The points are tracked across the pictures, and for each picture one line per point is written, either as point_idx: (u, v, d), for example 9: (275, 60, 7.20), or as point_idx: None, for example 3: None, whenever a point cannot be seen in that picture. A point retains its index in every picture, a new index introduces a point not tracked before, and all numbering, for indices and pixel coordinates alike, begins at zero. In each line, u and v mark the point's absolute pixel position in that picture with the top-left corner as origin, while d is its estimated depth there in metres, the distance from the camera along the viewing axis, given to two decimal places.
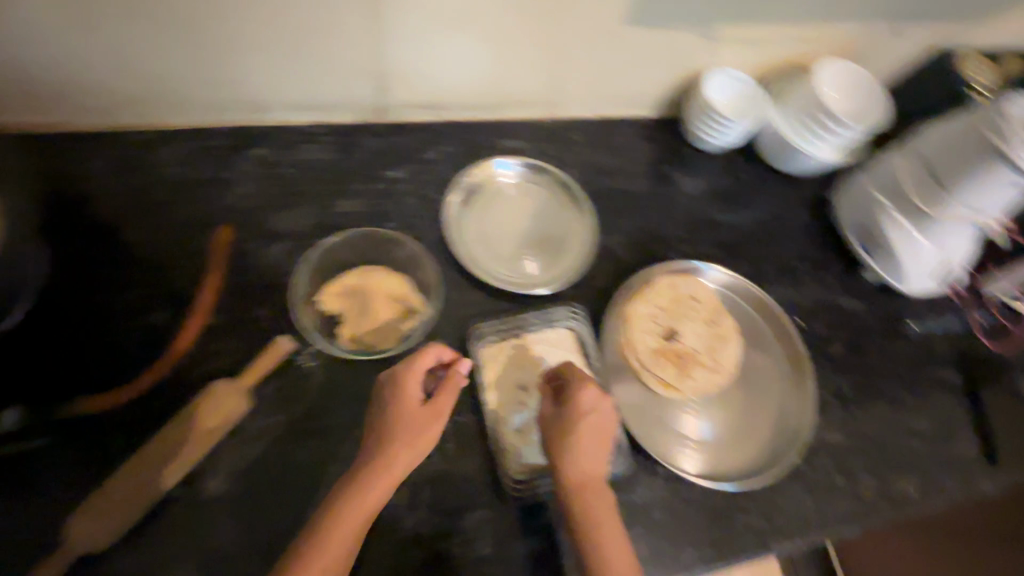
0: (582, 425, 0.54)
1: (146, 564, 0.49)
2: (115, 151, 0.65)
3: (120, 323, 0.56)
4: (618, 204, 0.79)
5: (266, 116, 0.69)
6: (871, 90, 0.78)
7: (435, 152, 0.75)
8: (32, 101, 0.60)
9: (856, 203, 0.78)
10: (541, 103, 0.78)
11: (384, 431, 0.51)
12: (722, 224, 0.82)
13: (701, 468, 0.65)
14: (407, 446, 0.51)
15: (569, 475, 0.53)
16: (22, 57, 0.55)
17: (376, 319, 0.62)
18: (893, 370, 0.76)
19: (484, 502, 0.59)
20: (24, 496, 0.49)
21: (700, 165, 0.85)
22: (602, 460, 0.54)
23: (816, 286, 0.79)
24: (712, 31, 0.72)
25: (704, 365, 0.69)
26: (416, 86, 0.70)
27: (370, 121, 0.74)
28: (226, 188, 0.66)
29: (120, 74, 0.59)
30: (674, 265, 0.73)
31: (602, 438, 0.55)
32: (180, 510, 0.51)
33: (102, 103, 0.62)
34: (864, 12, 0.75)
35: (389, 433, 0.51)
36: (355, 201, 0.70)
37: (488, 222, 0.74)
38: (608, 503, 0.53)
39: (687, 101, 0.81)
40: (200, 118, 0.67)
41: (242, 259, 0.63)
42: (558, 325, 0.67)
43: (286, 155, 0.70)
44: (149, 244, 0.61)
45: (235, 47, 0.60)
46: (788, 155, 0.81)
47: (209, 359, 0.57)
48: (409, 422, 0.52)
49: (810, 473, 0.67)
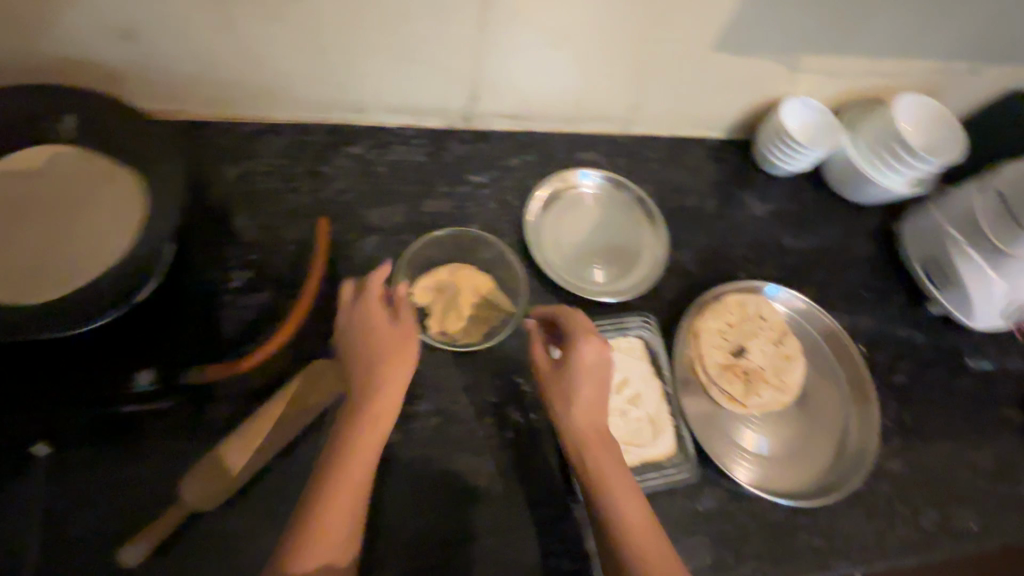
0: (577, 374, 0.55)
1: (250, 526, 0.52)
2: (225, 140, 0.69)
3: (229, 301, 0.61)
4: (688, 221, 0.81)
5: (364, 116, 0.73)
6: (949, 127, 0.78)
7: (516, 160, 0.78)
8: (160, 91, 0.64)
9: (926, 237, 0.79)
10: (620, 119, 0.80)
11: (362, 366, 0.52)
12: (789, 247, 0.83)
13: (761, 483, 0.66)
14: (396, 371, 0.51)
15: (570, 429, 0.53)
16: (162, 53, 0.59)
17: (461, 316, 0.65)
18: (954, 404, 0.76)
19: (555, 499, 0.61)
20: (140, 456, 0.52)
21: (768, 188, 0.87)
22: (598, 408, 0.54)
23: (879, 315, 0.80)
24: (796, 61, 0.74)
25: (770, 383, 0.70)
26: (507, 97, 0.74)
27: (458, 127, 0.77)
28: (325, 182, 0.70)
29: (243, 72, 0.63)
30: (742, 284, 0.75)
31: (595, 383, 0.55)
32: (280, 479, 0.55)
33: (221, 97, 0.66)
34: (947, 50, 0.76)
35: (379, 367, 0.51)
36: (441, 201, 0.73)
37: (565, 230, 0.76)
38: (614, 449, 0.52)
39: (762, 125, 0.83)
40: (304, 115, 0.71)
41: (340, 249, 0.67)
42: (629, 333, 0.69)
43: (379, 154, 0.74)
44: (257, 230, 0.66)
45: (351, 53, 0.63)
46: (861, 184, 0.82)
47: (307, 340, 0.60)
48: (384, 347, 0.52)
49: (871, 499, 0.68)
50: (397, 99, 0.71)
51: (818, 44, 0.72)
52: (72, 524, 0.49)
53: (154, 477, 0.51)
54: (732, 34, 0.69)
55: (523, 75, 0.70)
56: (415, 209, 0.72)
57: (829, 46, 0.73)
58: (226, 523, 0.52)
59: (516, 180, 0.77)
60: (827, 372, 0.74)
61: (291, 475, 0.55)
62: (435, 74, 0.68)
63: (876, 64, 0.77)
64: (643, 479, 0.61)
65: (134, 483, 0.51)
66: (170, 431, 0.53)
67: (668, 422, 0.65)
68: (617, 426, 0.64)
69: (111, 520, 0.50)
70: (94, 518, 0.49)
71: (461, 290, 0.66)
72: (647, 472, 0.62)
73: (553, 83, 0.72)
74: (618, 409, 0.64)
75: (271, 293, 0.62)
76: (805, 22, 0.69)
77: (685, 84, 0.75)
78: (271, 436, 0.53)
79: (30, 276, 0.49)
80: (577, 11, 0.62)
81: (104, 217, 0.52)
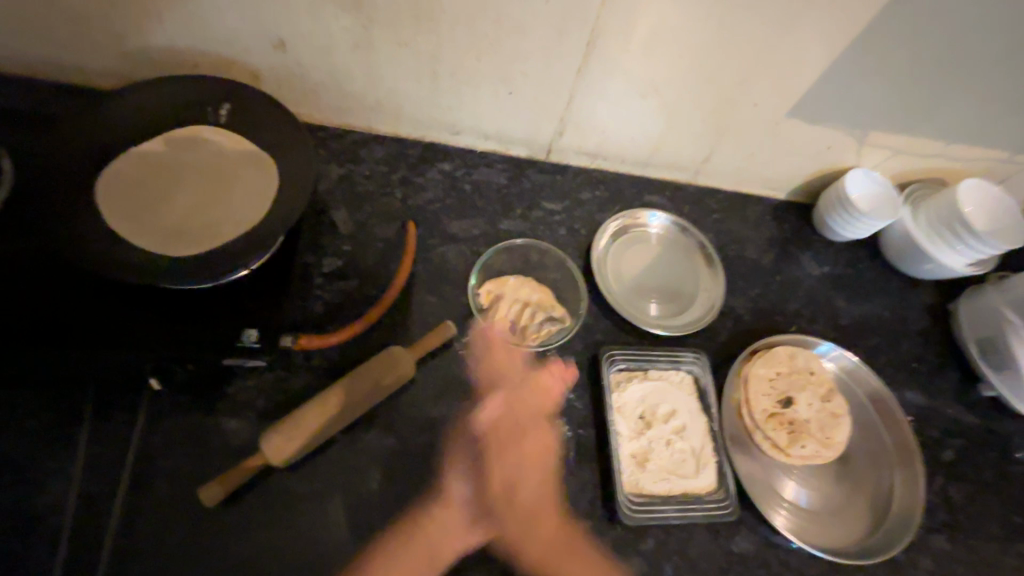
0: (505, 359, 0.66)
1: (314, 488, 0.57)
2: (337, 144, 0.77)
3: (319, 283, 0.67)
4: (743, 270, 0.85)
5: (458, 138, 0.81)
6: (1011, 224, 0.79)
7: (588, 193, 0.84)
8: (292, 96, 0.72)
9: (981, 319, 0.81)
10: (689, 169, 0.86)
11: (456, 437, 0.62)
12: (840, 308, 0.85)
13: (798, 532, 0.66)
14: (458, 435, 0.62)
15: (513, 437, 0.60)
16: (306, 68, 0.68)
17: (520, 313, 0.71)
18: (1005, 488, 0.75)
19: (595, 515, 0.62)
20: (235, 407, 0.59)
21: (824, 250, 0.90)
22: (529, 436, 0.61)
23: (930, 390, 0.81)
24: (864, 134, 0.79)
25: (816, 437, 0.70)
26: (590, 137, 0.80)
27: (538, 157, 0.84)
28: (416, 191, 0.78)
29: (367, 87, 0.71)
30: (794, 337, 0.77)
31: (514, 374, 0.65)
32: (341, 449, 0.59)
33: (341, 105, 0.74)
34: (1014, 142, 0.80)
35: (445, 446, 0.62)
36: (517, 221, 0.79)
37: (626, 263, 0.81)
38: (537, 447, 0.61)
39: (826, 191, 0.88)
40: (407, 131, 0.79)
41: (423, 251, 0.74)
42: (681, 368, 0.72)
43: (465, 173, 0.81)
44: (352, 226, 0.73)
45: (462, 81, 0.71)
46: (920, 257, 0.85)
47: (387, 329, 0.66)
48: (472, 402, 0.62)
49: (911, 569, 0.67)
50: (491, 127, 0.78)
51: (887, 122, 0.77)
52: (164, 461, 0.55)
53: (243, 430, 0.58)
54: (808, 103, 0.74)
55: (608, 119, 0.77)
56: (492, 225, 0.78)
57: (896, 126, 0.78)
58: (295, 485, 0.57)
59: (587, 212, 0.83)
60: (872, 435, 0.75)
61: (355, 449, 0.60)
62: (530, 109, 0.75)
63: (942, 146, 0.81)
64: (681, 509, 0.63)
65: (223, 434, 0.57)
66: (260, 390, 0.60)
67: (711, 457, 0.66)
68: (661, 455, 0.65)
69: (198, 462, 0.55)
70: (184, 459, 0.55)
71: (516, 289, 0.72)
72: (686, 502, 0.63)
73: (635, 128, 0.78)
74: (665, 437, 0.66)
75: (357, 282, 0.69)
76: (876, 102, 0.74)
77: (755, 144, 0.81)
78: (344, 409, 0.57)
79: (179, 234, 0.57)
80: (669, 68, 0.69)
81: (246, 187, 0.60)
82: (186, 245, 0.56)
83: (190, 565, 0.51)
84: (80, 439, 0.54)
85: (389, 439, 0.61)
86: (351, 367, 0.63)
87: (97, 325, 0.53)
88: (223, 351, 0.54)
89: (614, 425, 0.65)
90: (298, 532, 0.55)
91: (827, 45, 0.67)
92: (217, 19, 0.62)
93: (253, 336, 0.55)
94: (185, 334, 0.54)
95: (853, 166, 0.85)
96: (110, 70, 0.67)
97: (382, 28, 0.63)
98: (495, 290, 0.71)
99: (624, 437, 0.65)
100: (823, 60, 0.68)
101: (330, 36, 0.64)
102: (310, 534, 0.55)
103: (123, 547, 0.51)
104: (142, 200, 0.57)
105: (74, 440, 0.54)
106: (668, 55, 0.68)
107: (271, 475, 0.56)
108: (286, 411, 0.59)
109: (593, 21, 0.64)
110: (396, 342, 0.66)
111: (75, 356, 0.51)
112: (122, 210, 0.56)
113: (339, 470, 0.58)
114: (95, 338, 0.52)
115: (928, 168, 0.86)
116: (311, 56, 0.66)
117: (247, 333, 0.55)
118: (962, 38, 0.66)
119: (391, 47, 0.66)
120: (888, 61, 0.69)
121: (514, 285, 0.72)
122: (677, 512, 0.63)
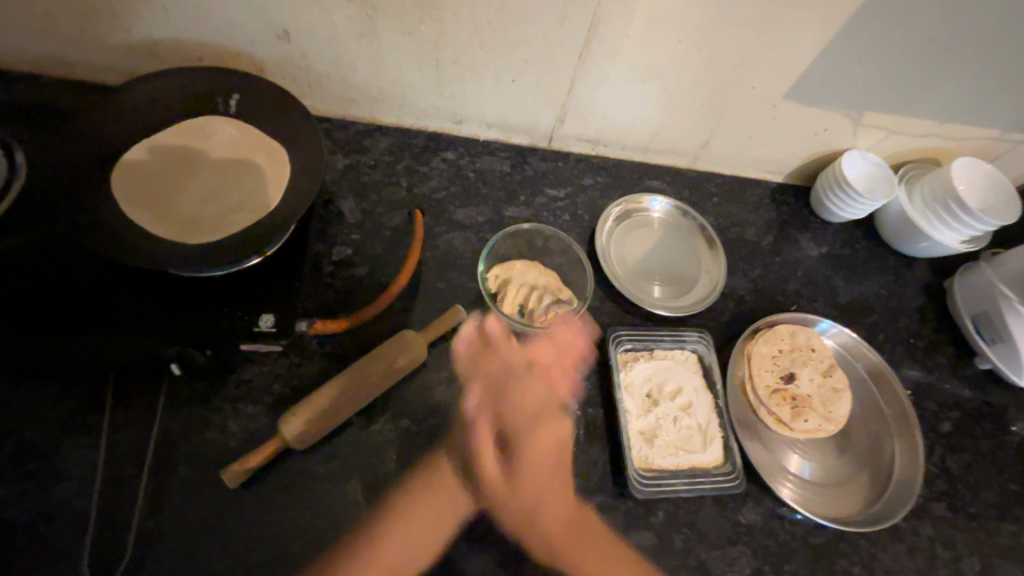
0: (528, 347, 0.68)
1: (332, 469, 0.58)
2: (341, 134, 0.78)
3: (329, 272, 0.68)
4: (743, 252, 0.86)
5: (461, 127, 0.82)
6: (998, 205, 0.82)
7: (591, 179, 0.86)
8: (297, 88, 0.73)
9: (977, 294, 0.82)
10: (688, 154, 0.88)
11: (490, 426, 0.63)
12: (839, 287, 0.87)
13: (803, 503, 0.68)
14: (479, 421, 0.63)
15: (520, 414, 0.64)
16: (310, 59, 0.69)
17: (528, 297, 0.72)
18: (1001, 457, 0.77)
19: (606, 491, 0.63)
20: (252, 391, 0.60)
21: (822, 231, 0.91)
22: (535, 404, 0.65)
23: (926, 364, 0.83)
24: (859, 116, 0.81)
25: (819, 412, 0.72)
26: (591, 123, 0.81)
27: (540, 146, 0.85)
28: (421, 180, 0.79)
29: (372, 78, 0.72)
30: (795, 315, 0.79)
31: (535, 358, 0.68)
32: (356, 431, 0.61)
33: (346, 96, 0.75)
34: (1004, 122, 0.82)
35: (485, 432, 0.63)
36: (521, 208, 0.80)
37: (629, 246, 0.82)
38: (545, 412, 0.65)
39: (822, 173, 0.89)
40: (411, 121, 0.80)
41: (430, 238, 0.75)
42: (686, 347, 0.73)
43: (469, 161, 0.82)
44: (359, 215, 0.74)
45: (465, 70, 0.72)
46: (915, 236, 0.86)
47: (398, 314, 0.68)
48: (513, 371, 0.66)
49: (912, 536, 0.69)
50: (494, 115, 0.79)
51: (881, 104, 0.79)
52: (185, 446, 0.56)
53: (260, 415, 0.59)
54: (805, 85, 0.76)
55: (609, 105, 0.78)
56: (497, 212, 0.79)
57: (889, 106, 0.80)
58: (313, 466, 0.58)
59: (589, 198, 0.84)
60: (872, 409, 0.77)
61: (370, 431, 0.61)
62: (531, 96, 0.76)
63: (936, 127, 0.83)
64: (689, 482, 0.65)
65: (241, 417, 0.58)
66: (276, 376, 0.61)
67: (717, 433, 0.68)
68: (670, 431, 0.67)
69: (219, 446, 0.57)
70: (204, 443, 0.56)
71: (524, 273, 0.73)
72: (694, 475, 0.65)
73: (634, 114, 0.80)
74: (671, 414, 0.68)
75: (366, 270, 0.70)
76: (870, 84, 0.76)
77: (753, 128, 0.82)
78: (358, 390, 0.58)
79: (194, 222, 0.58)
80: (668, 53, 0.71)
81: (259, 175, 0.61)
82: (202, 232, 0.57)
83: (214, 547, 0.53)
84: (103, 424, 0.55)
85: (403, 421, 0.62)
86: (363, 351, 0.64)
87: (116, 313, 0.54)
88: (239, 334, 0.55)
89: (622, 402, 0.66)
90: (318, 511, 0.56)
91: (822, 29, 0.68)
92: (223, 12, 0.62)
93: (269, 322, 0.56)
94: (202, 319, 0.55)
95: (849, 148, 0.87)
96: (115, 65, 0.68)
97: (387, 18, 0.64)
98: (502, 274, 0.73)
99: (632, 415, 0.67)
100: (818, 42, 0.70)
101: (336, 29, 0.65)
102: (328, 514, 0.56)
103: (146, 528, 0.52)
104: (156, 189, 0.58)
105: (98, 426, 0.55)
106: (666, 40, 0.69)
107: (289, 458, 0.58)
108: (302, 395, 0.60)
109: (594, 7, 0.65)
110: (407, 327, 0.67)
111: (97, 342, 0.53)
112: (136, 199, 0.57)
113: (355, 451, 0.60)
114: (115, 325, 0.53)
115: (922, 149, 0.88)
116: (317, 49, 0.67)
117: (262, 319, 0.56)
118: (953, 19, 0.68)
119: (395, 36, 0.67)
120: (882, 44, 0.70)
121: (524, 270, 0.74)
122: (686, 484, 0.64)
